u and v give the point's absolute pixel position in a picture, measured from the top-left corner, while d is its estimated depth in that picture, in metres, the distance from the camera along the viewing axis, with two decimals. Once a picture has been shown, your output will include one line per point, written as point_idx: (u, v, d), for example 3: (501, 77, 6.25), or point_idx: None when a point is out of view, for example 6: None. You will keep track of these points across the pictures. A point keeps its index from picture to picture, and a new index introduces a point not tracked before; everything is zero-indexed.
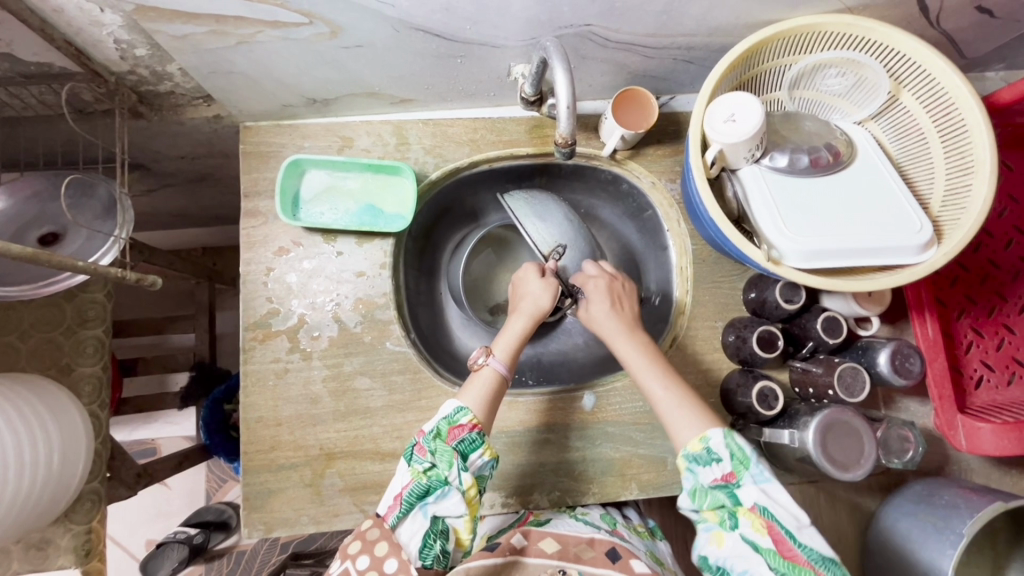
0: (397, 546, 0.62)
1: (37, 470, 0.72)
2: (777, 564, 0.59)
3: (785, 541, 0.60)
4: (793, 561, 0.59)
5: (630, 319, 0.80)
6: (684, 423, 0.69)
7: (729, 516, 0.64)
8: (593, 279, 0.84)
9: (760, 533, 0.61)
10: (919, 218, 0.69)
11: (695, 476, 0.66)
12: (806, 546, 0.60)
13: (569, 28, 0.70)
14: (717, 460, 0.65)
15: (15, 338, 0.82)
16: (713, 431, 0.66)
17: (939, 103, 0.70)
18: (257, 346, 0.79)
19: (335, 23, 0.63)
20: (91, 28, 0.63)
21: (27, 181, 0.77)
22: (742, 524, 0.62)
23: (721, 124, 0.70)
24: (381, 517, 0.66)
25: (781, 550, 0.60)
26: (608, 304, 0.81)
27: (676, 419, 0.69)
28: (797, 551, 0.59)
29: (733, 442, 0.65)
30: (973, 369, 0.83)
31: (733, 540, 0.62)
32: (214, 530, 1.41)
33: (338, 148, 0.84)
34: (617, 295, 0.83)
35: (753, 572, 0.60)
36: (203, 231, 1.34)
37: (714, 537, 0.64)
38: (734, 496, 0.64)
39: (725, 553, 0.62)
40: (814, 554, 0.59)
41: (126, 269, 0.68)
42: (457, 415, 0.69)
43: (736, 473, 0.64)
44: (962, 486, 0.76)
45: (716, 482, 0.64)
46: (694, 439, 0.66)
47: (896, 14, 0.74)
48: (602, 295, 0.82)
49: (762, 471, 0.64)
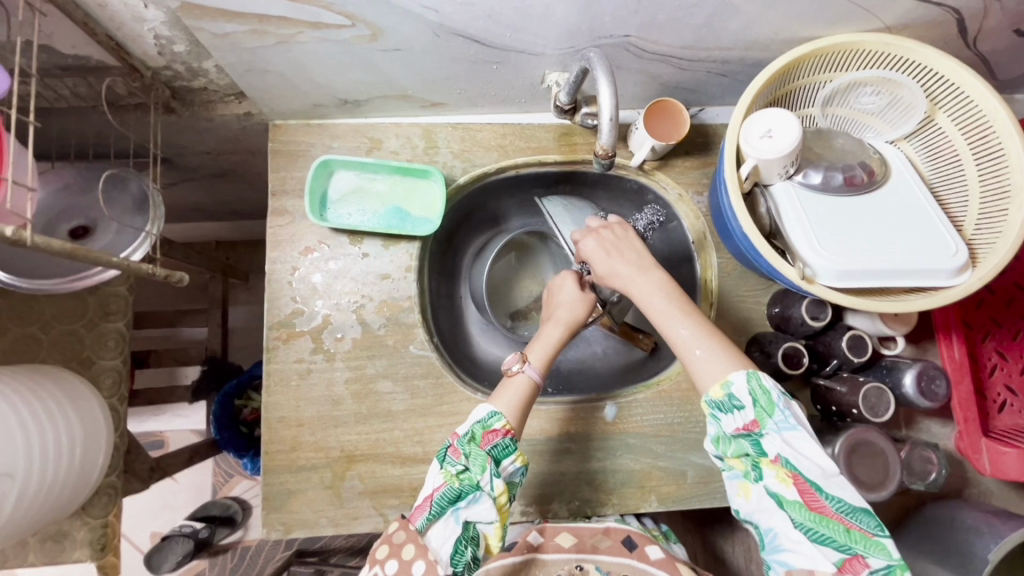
0: (424, 549, 0.63)
1: (61, 462, 0.72)
2: (802, 518, 0.59)
3: (810, 493, 0.58)
4: (820, 512, 0.58)
5: (640, 259, 0.76)
6: (708, 366, 0.66)
7: (753, 468, 0.62)
8: (586, 240, 0.78)
9: (784, 485, 0.60)
10: (955, 241, 0.68)
11: (718, 422, 0.65)
12: (834, 497, 0.58)
13: (608, 38, 0.70)
14: (738, 407, 0.63)
15: (37, 329, 0.82)
16: (735, 375, 0.63)
17: (975, 125, 0.70)
18: (280, 345, 0.79)
19: (376, 26, 0.63)
20: (133, 22, 0.63)
21: (59, 174, 0.77)
22: (765, 476, 0.61)
23: (757, 140, 0.69)
24: (408, 519, 0.66)
25: (808, 502, 0.59)
26: (608, 261, 0.76)
27: (697, 361, 0.67)
28: (824, 503, 0.58)
29: (757, 387, 0.62)
30: (996, 393, 0.83)
31: (757, 493, 0.62)
32: (220, 525, 1.40)
33: (367, 150, 0.84)
34: (613, 244, 0.77)
35: (778, 530, 0.60)
36: (218, 225, 1.34)
37: (741, 489, 0.63)
38: (758, 446, 0.62)
39: (752, 507, 0.63)
40: (843, 506, 0.58)
41: (156, 265, 0.68)
42: (490, 419, 0.69)
43: (760, 422, 0.62)
44: (984, 509, 0.76)
45: (738, 431, 0.63)
46: (716, 386, 0.64)
47: (934, 35, 0.74)
48: (599, 252, 0.77)
49: (787, 418, 0.61)
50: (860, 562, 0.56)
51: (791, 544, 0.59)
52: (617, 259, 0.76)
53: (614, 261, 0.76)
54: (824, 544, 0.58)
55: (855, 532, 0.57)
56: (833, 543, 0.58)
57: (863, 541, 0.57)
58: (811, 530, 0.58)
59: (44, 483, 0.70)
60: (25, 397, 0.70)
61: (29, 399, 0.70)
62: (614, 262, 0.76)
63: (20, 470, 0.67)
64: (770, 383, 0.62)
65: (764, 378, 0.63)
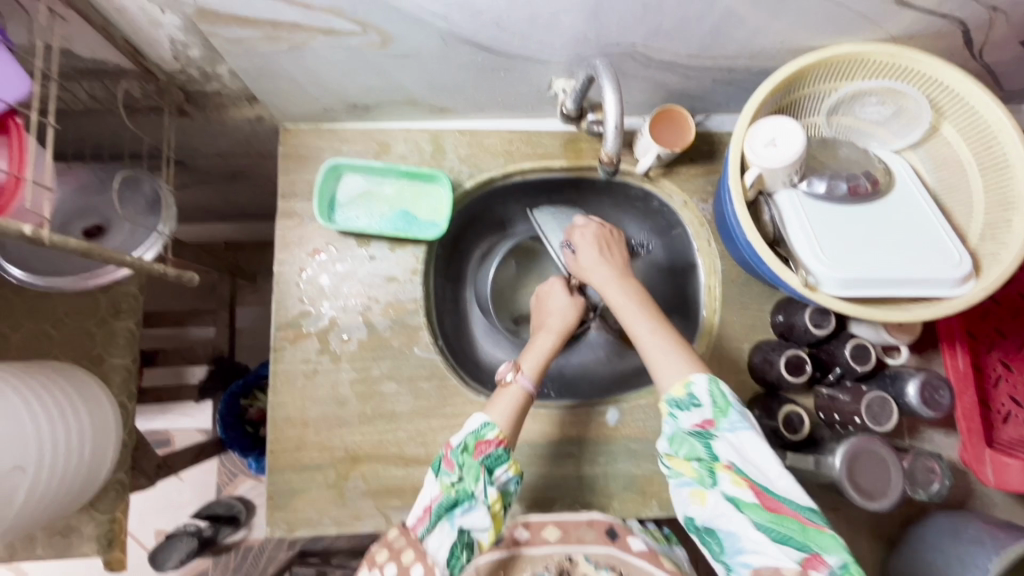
0: (423, 553, 0.63)
1: (71, 457, 0.73)
2: (761, 520, 0.58)
3: (765, 493, 0.59)
4: (778, 512, 0.58)
5: (624, 266, 0.80)
6: (669, 366, 0.68)
7: (708, 474, 0.62)
8: (581, 231, 0.85)
9: (740, 487, 0.59)
10: (958, 251, 0.68)
11: (675, 422, 0.65)
12: (786, 497, 0.59)
13: (615, 47, 0.71)
14: (697, 405, 0.64)
15: (50, 326, 0.83)
16: (696, 376, 0.66)
17: (980, 135, 0.70)
18: (287, 345, 0.80)
19: (386, 33, 0.64)
20: (150, 28, 0.64)
21: (76, 174, 0.79)
22: (721, 480, 0.60)
23: (762, 148, 0.70)
24: (407, 527, 0.66)
25: (763, 502, 0.58)
26: (596, 253, 0.82)
27: (662, 363, 0.69)
28: (779, 501, 0.58)
29: (715, 390, 0.65)
30: (1000, 404, 0.83)
31: (713, 498, 0.60)
32: (224, 524, 1.41)
33: (375, 154, 0.85)
34: (607, 244, 0.83)
35: (738, 534, 0.59)
36: (228, 227, 1.35)
37: (695, 496, 0.62)
38: (710, 449, 0.62)
39: (708, 513, 0.61)
40: (795, 504, 0.58)
41: (168, 265, 0.69)
42: (483, 430, 0.69)
43: (715, 421, 0.63)
44: (988, 520, 0.76)
45: (694, 429, 0.64)
46: (677, 384, 0.66)
47: (939, 46, 0.75)
48: (590, 245, 0.83)
49: (739, 419, 0.63)
50: (819, 560, 0.55)
51: (754, 546, 0.58)
52: (604, 257, 0.81)
53: (602, 259, 0.81)
54: (783, 543, 0.57)
55: (810, 529, 0.57)
56: (792, 542, 0.57)
57: (818, 536, 0.56)
58: (771, 530, 0.57)
59: (54, 478, 0.71)
60: (36, 392, 0.71)
61: (40, 395, 0.71)
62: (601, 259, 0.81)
63: (32, 463, 0.68)
64: (727, 387, 0.65)
65: (722, 384, 0.65)
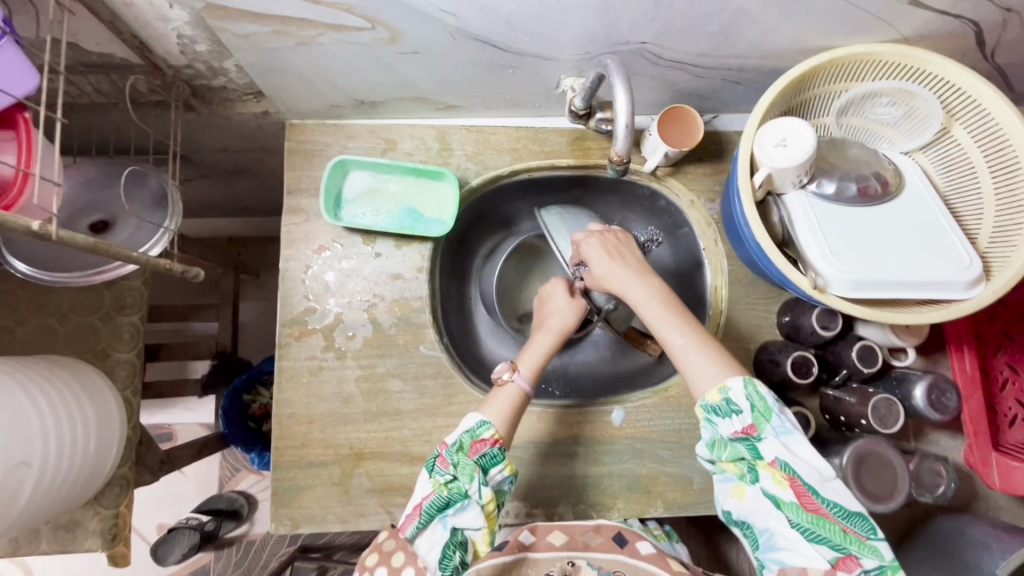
0: (414, 557, 0.64)
1: (76, 453, 0.73)
2: (799, 519, 0.59)
3: (807, 495, 0.59)
4: (817, 513, 0.59)
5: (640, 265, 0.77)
6: (701, 371, 0.66)
7: (749, 471, 0.63)
8: (586, 242, 0.79)
9: (781, 487, 0.60)
10: (969, 254, 0.68)
11: (714, 426, 0.65)
12: (830, 500, 0.59)
13: (624, 45, 0.70)
14: (737, 411, 0.63)
15: (55, 321, 0.83)
16: (733, 381, 0.64)
17: (991, 136, 0.70)
18: (292, 342, 0.80)
19: (395, 29, 0.64)
20: (157, 22, 0.64)
21: (82, 170, 0.78)
22: (762, 478, 0.62)
23: (771, 148, 0.69)
24: (397, 528, 0.68)
25: (804, 504, 0.59)
26: (609, 259, 0.76)
27: (692, 366, 0.67)
28: (821, 504, 0.59)
29: (754, 393, 0.62)
30: (1007, 407, 0.83)
31: (753, 494, 0.62)
32: (226, 518, 1.42)
33: (382, 150, 0.84)
34: (616, 247, 0.78)
35: (774, 531, 0.61)
36: (231, 222, 1.35)
37: (736, 490, 0.64)
38: (755, 450, 0.62)
39: (747, 508, 0.63)
40: (838, 509, 0.59)
41: (174, 261, 0.69)
42: (479, 429, 0.69)
43: (758, 426, 0.62)
44: (993, 523, 0.76)
45: (736, 435, 0.63)
46: (711, 391, 0.64)
47: (951, 47, 0.74)
48: (601, 254, 0.77)
49: (784, 423, 0.61)
50: (854, 561, 0.58)
51: (786, 544, 0.60)
52: (618, 263, 0.76)
53: (615, 264, 0.76)
54: (818, 543, 0.59)
55: (850, 534, 0.59)
56: (827, 542, 0.59)
57: (858, 542, 0.58)
58: (807, 530, 0.59)
59: (60, 474, 0.71)
60: (40, 387, 0.71)
61: (44, 388, 0.71)
62: (614, 266, 0.76)
63: (37, 458, 0.68)
64: (767, 389, 0.63)
65: (761, 385, 0.63)
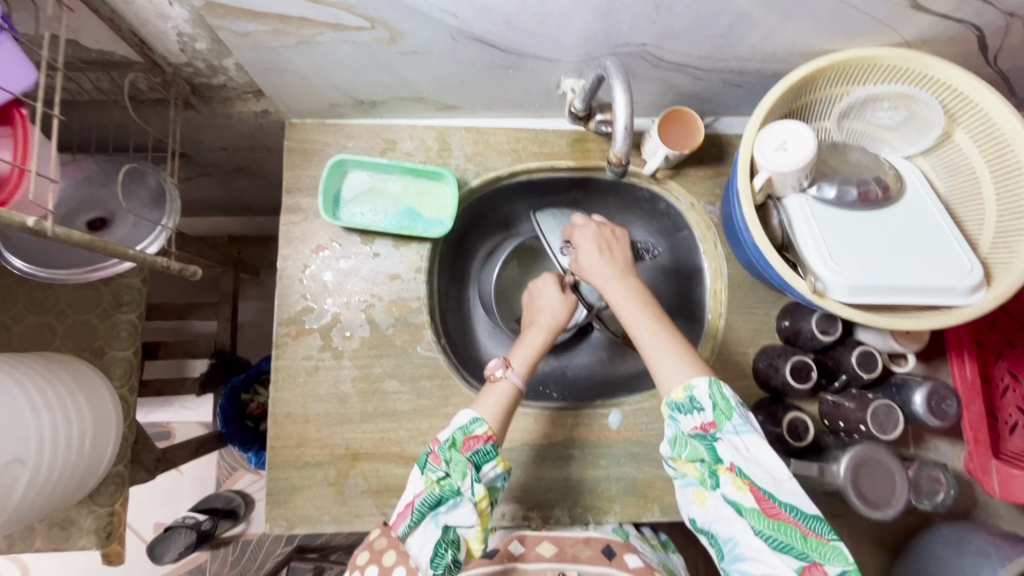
0: (404, 556, 0.67)
1: (71, 450, 0.73)
2: (760, 526, 0.59)
3: (765, 499, 0.59)
4: (777, 519, 0.59)
5: (624, 263, 0.77)
6: (670, 368, 0.66)
7: (709, 475, 0.62)
8: (581, 229, 0.80)
9: (741, 493, 0.60)
10: (969, 259, 0.68)
11: (676, 424, 0.65)
12: (789, 504, 0.59)
13: (625, 47, 0.70)
14: (698, 410, 0.63)
15: (52, 318, 0.83)
16: (697, 380, 0.64)
17: (994, 142, 0.69)
18: (290, 342, 0.80)
19: (395, 29, 0.63)
20: (157, 20, 0.64)
21: (81, 166, 0.79)
22: (722, 483, 0.61)
23: (771, 152, 0.69)
24: (389, 528, 0.72)
25: (763, 509, 0.59)
26: (597, 252, 0.77)
27: (661, 365, 0.66)
28: (780, 509, 0.59)
29: (718, 392, 0.62)
30: (1008, 415, 0.82)
31: (714, 501, 0.62)
32: (223, 518, 1.42)
33: (381, 150, 0.84)
34: (608, 241, 0.79)
35: (738, 540, 0.60)
36: (232, 220, 1.35)
37: (697, 497, 0.63)
38: (713, 451, 0.62)
39: (708, 516, 0.62)
40: (797, 513, 0.58)
41: (171, 259, 0.68)
42: (472, 426, 0.68)
43: (717, 425, 0.62)
44: (992, 532, 0.75)
45: (696, 432, 0.63)
46: (677, 387, 0.64)
47: (954, 52, 0.74)
48: (591, 244, 0.78)
49: (744, 423, 0.62)
50: (819, 568, 0.57)
51: (752, 553, 0.59)
52: (606, 258, 0.76)
53: (604, 259, 0.76)
54: (782, 551, 0.58)
55: (811, 539, 0.58)
56: (791, 550, 0.58)
57: (819, 547, 0.57)
58: (770, 537, 0.58)
59: (54, 471, 0.70)
60: (40, 386, 0.71)
61: (42, 387, 0.71)
62: (601, 260, 0.76)
63: (32, 455, 0.67)
64: (729, 389, 0.63)
65: (725, 386, 0.63)
